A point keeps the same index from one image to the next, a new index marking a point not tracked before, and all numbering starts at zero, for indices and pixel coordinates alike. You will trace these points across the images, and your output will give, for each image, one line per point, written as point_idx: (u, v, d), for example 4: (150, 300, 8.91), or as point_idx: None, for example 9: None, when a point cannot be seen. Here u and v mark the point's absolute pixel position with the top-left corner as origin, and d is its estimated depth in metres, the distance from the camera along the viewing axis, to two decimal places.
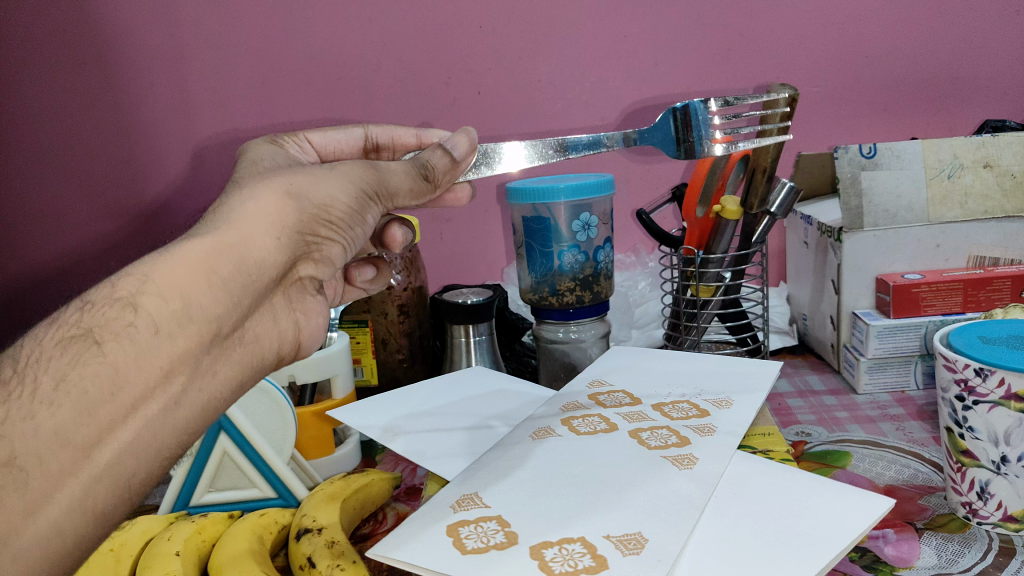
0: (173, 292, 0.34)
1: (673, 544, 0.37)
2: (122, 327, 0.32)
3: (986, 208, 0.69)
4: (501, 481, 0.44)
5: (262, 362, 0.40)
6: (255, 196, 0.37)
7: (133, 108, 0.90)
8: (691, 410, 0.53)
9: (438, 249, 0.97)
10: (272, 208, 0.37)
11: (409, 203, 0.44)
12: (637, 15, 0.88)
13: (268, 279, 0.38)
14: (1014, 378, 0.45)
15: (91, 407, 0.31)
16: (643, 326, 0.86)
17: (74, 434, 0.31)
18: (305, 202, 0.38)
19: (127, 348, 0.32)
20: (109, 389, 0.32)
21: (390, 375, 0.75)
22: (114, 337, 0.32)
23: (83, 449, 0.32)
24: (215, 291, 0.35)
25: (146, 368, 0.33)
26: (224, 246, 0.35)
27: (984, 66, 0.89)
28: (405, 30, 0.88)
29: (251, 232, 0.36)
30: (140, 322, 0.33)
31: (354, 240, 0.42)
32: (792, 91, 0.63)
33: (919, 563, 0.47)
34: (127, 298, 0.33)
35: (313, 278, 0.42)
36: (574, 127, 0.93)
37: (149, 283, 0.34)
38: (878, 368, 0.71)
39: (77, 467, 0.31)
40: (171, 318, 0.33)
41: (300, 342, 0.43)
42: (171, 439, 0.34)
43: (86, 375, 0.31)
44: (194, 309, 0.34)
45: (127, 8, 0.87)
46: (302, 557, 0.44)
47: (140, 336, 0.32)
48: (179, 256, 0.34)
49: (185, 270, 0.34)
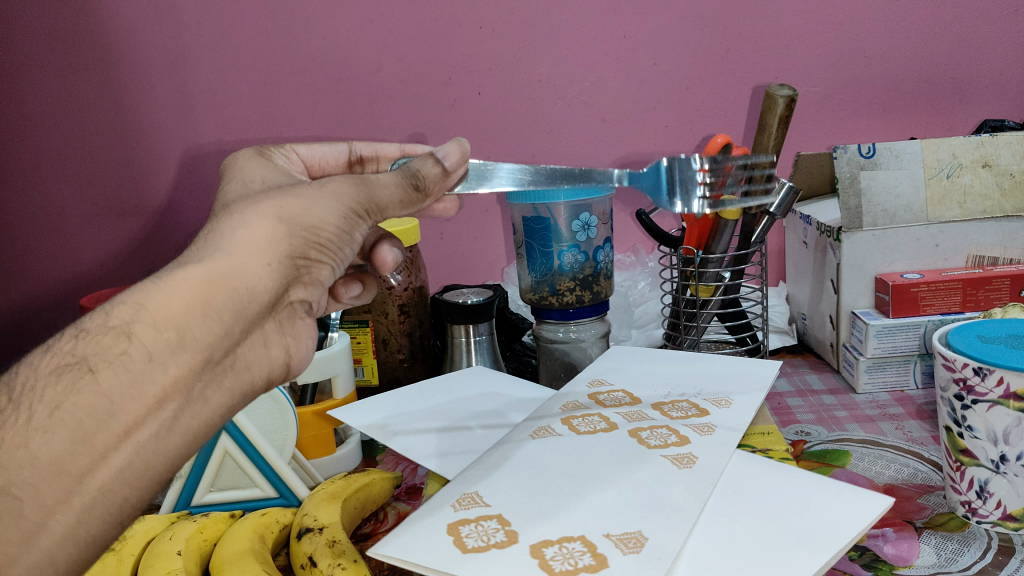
0: (167, 322, 0.34)
1: (673, 543, 0.37)
2: (116, 355, 0.33)
3: (985, 207, 0.69)
4: (502, 481, 0.45)
5: (252, 387, 0.39)
6: (246, 223, 0.36)
7: (134, 110, 0.90)
8: (691, 410, 0.53)
9: (438, 249, 0.97)
10: (264, 235, 0.36)
11: (397, 214, 0.43)
12: (637, 15, 0.89)
13: (261, 305, 0.37)
14: (1013, 377, 0.45)
15: (85, 435, 0.32)
16: (643, 325, 0.86)
17: (69, 463, 0.32)
18: (298, 225, 0.38)
19: (120, 377, 0.33)
20: (102, 415, 0.32)
21: (390, 374, 0.75)
22: (108, 365, 0.33)
23: (77, 476, 0.32)
24: (209, 321, 0.35)
25: (139, 396, 0.33)
26: (217, 275, 0.35)
27: (983, 65, 0.89)
28: (406, 32, 0.88)
29: (243, 258, 0.36)
30: (134, 351, 0.33)
31: (343, 259, 0.42)
32: (791, 90, 0.63)
33: (919, 562, 0.47)
34: (122, 325, 0.33)
35: (303, 302, 0.41)
36: (574, 127, 0.93)
37: (142, 312, 0.34)
38: (877, 368, 0.72)
39: (70, 494, 0.32)
40: (165, 347, 0.33)
41: (294, 367, 0.42)
42: (162, 464, 0.35)
43: (79, 404, 0.32)
44: (187, 338, 0.34)
45: (128, 10, 0.87)
46: (303, 557, 0.44)
47: (133, 365, 0.33)
48: (172, 283, 0.34)
49: (177, 300, 0.34)
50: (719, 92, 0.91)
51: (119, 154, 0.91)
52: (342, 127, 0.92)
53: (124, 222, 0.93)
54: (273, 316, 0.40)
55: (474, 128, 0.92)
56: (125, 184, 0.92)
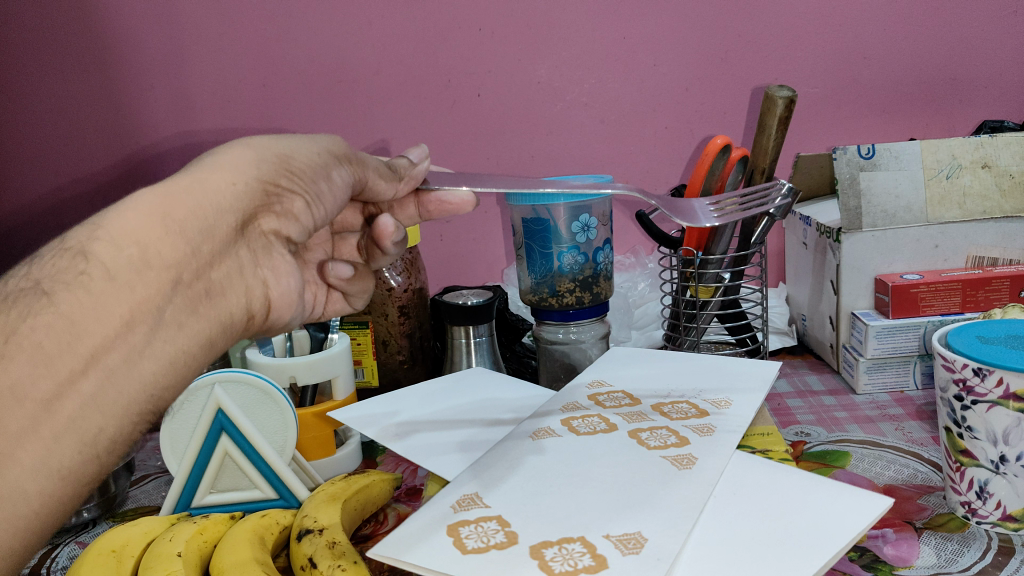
0: (127, 238, 0.33)
1: (673, 543, 0.37)
2: (75, 276, 0.33)
3: (984, 208, 0.69)
4: (499, 480, 0.45)
5: (229, 317, 0.38)
6: (221, 151, 0.38)
7: (133, 111, 0.91)
8: (691, 410, 0.53)
9: (438, 250, 0.97)
10: (236, 158, 0.37)
11: (378, 184, 0.45)
12: (637, 17, 0.89)
13: (232, 226, 0.37)
14: (1013, 378, 0.45)
15: (49, 357, 0.32)
16: (643, 326, 0.87)
17: (31, 388, 0.32)
18: (274, 153, 0.39)
19: (80, 297, 0.32)
20: (66, 338, 0.32)
21: (390, 375, 0.75)
22: (67, 287, 0.32)
23: (43, 403, 0.32)
24: (172, 235, 0.34)
25: (104, 317, 0.32)
26: (179, 188, 0.35)
27: (983, 66, 0.89)
28: (405, 33, 0.89)
29: (210, 174, 0.36)
30: (93, 271, 0.33)
31: (321, 198, 0.41)
32: (791, 91, 0.64)
33: (919, 562, 0.47)
34: (80, 247, 0.33)
35: (278, 235, 0.40)
36: (574, 128, 0.93)
37: (101, 232, 0.34)
38: (877, 368, 0.72)
39: (38, 423, 0.32)
40: (127, 264, 0.33)
41: (272, 299, 0.41)
42: (139, 394, 0.34)
43: (40, 325, 0.32)
44: (151, 254, 0.33)
45: (127, 12, 0.88)
46: (303, 558, 0.44)
47: (94, 284, 0.32)
48: (132, 202, 0.34)
49: (138, 216, 0.34)
50: (719, 93, 0.91)
51: (121, 155, 0.93)
52: (342, 128, 0.92)
53: None
54: (247, 246, 0.39)
55: (473, 129, 0.92)
56: (127, 185, 0.93)
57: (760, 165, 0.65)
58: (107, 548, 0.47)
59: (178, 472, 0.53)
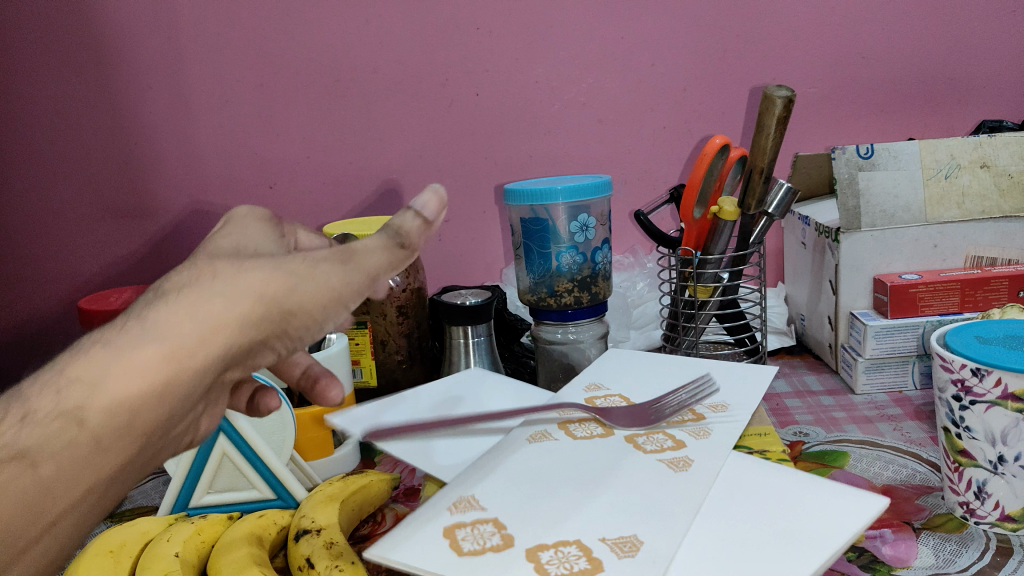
0: (120, 407, 0.30)
1: (668, 546, 0.37)
2: (65, 439, 0.30)
3: (983, 208, 0.69)
4: (498, 483, 0.45)
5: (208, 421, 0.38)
6: (222, 290, 0.31)
7: (131, 111, 0.89)
8: (688, 415, 0.53)
9: (437, 250, 0.97)
10: (235, 306, 0.31)
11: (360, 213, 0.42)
12: (635, 16, 0.89)
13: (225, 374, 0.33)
14: (1011, 378, 0.45)
15: (37, 505, 0.30)
16: (642, 326, 0.87)
17: (25, 523, 0.31)
18: (356, 266, 0.33)
19: (67, 461, 0.30)
20: (55, 489, 0.31)
21: (389, 375, 0.75)
22: (53, 453, 0.30)
23: (40, 529, 0.31)
24: (166, 402, 0.31)
25: (93, 467, 0.31)
26: (174, 339, 0.30)
27: (980, 66, 0.89)
28: (404, 33, 0.88)
29: (206, 321, 0.31)
30: (84, 437, 0.30)
31: None
32: (790, 91, 0.63)
33: (917, 563, 0.47)
34: (71, 411, 0.30)
35: None
36: (573, 128, 0.93)
37: (94, 395, 0.30)
38: (876, 368, 0.72)
39: (31, 544, 0.31)
40: (116, 431, 0.31)
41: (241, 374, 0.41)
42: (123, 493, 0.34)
43: (24, 485, 0.30)
44: (140, 421, 0.31)
45: (124, 9, 0.86)
46: (301, 558, 0.44)
47: (82, 447, 0.30)
48: (120, 358, 0.30)
49: (132, 389, 0.30)
50: (717, 92, 0.91)
51: (117, 156, 0.91)
52: (341, 128, 0.91)
53: (124, 223, 0.93)
54: None
55: (472, 128, 0.92)
56: (124, 186, 0.92)
57: (758, 164, 0.65)
58: (105, 548, 0.47)
59: (177, 473, 0.53)
